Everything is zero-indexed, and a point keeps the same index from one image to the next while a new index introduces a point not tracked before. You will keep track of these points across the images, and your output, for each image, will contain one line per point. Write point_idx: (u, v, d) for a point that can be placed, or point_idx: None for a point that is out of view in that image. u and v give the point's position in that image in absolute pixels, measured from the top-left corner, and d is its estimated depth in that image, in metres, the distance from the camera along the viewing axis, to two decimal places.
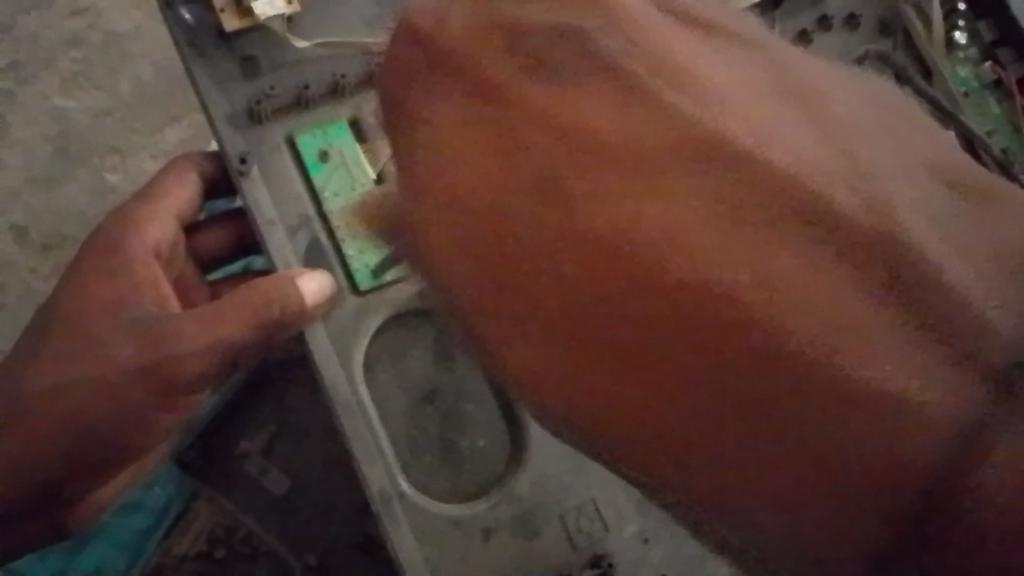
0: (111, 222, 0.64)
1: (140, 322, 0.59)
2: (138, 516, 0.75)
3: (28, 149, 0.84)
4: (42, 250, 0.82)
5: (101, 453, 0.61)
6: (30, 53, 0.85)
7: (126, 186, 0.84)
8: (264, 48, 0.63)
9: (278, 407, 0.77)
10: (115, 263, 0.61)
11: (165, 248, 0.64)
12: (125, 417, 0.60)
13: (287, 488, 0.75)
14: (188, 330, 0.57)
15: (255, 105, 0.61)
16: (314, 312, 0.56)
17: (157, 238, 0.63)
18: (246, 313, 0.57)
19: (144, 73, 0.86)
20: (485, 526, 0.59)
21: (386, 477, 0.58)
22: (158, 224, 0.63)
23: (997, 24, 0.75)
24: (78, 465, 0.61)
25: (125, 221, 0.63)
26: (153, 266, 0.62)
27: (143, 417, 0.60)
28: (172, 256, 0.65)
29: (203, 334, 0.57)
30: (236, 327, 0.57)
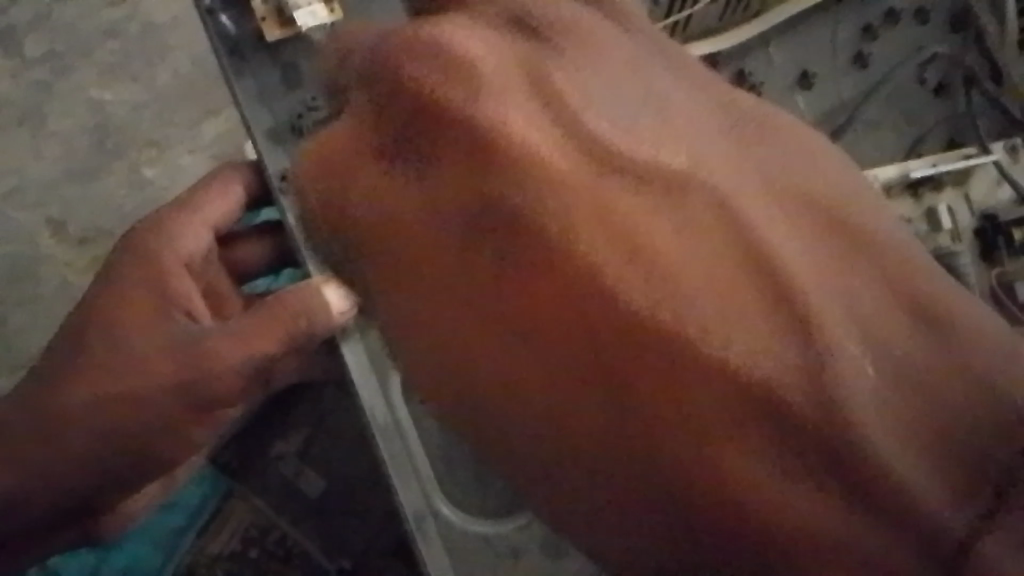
0: (145, 229, 0.62)
1: (178, 337, 0.58)
2: (172, 517, 0.76)
3: (65, 141, 0.84)
4: (79, 244, 0.83)
5: (132, 467, 0.60)
6: (68, 42, 0.85)
7: (163, 181, 0.85)
8: (306, 56, 0.62)
9: (314, 409, 0.77)
10: (152, 273, 0.60)
11: (198, 260, 0.62)
12: (158, 430, 0.59)
13: (322, 491, 0.76)
14: (225, 343, 0.56)
15: (296, 119, 0.61)
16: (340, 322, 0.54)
17: (191, 250, 0.61)
18: (276, 331, 0.56)
19: (182, 67, 0.86)
20: (515, 545, 0.59)
21: (421, 495, 0.59)
22: (194, 235, 0.61)
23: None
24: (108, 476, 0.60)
25: (159, 230, 0.61)
26: (186, 280, 0.60)
27: (178, 433, 0.60)
28: (204, 267, 0.63)
29: (240, 347, 0.56)
30: (271, 344, 0.56)
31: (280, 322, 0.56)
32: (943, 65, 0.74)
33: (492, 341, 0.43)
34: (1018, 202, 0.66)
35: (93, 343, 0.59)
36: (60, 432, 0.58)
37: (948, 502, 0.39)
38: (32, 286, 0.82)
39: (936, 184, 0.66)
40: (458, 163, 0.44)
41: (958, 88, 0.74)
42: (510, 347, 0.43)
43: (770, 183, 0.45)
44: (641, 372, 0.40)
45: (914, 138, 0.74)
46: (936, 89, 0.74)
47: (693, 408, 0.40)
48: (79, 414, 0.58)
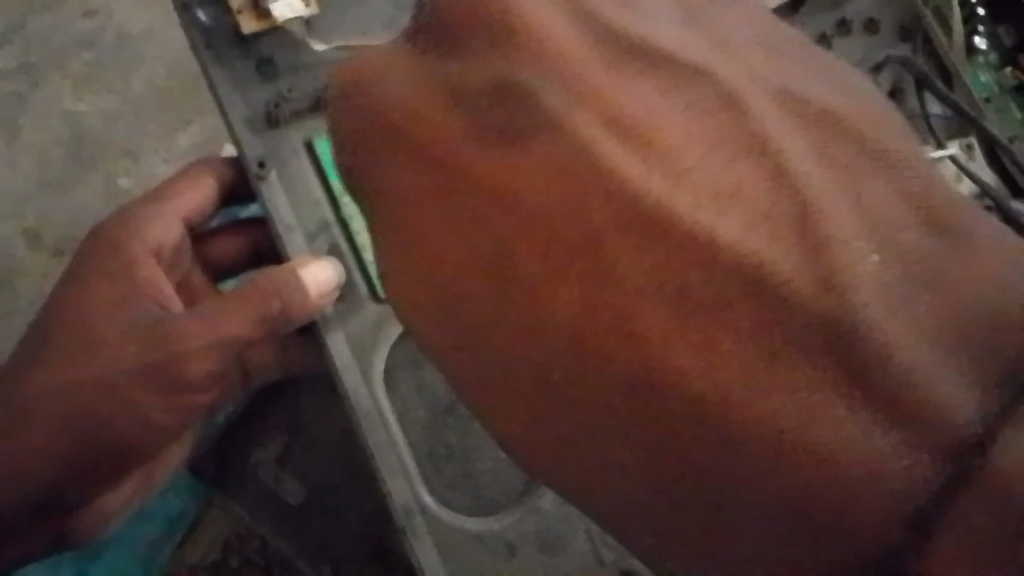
0: (120, 215, 0.64)
1: (149, 320, 0.59)
2: (150, 526, 0.74)
3: (38, 152, 0.83)
4: (53, 253, 0.81)
5: (108, 452, 0.60)
6: (42, 54, 0.85)
7: (138, 189, 0.83)
8: (282, 50, 0.62)
9: (294, 415, 0.76)
10: (121, 259, 0.61)
11: (168, 249, 0.64)
12: (138, 414, 0.59)
13: (303, 497, 0.75)
14: (198, 320, 0.57)
15: (273, 109, 0.61)
16: (318, 303, 0.55)
17: (159, 238, 0.62)
18: (249, 315, 0.57)
19: (157, 75, 0.85)
20: (507, 540, 0.58)
21: (408, 489, 0.57)
22: (164, 224, 0.63)
23: (1013, 31, 0.77)
24: (80, 464, 0.60)
25: (131, 219, 0.62)
26: (154, 265, 0.61)
27: (150, 423, 0.59)
28: (176, 258, 0.65)
29: (212, 324, 0.57)
30: (247, 327, 0.57)
31: (249, 301, 0.56)
32: (896, 69, 0.75)
33: (456, 223, 0.38)
34: (981, 196, 0.69)
35: (69, 332, 0.59)
36: (35, 419, 0.59)
37: (977, 406, 0.30)
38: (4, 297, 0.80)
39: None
40: (405, 107, 0.40)
41: (911, 93, 0.74)
42: (482, 219, 0.37)
43: (781, 85, 0.36)
44: (628, 279, 0.33)
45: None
46: (890, 92, 0.75)
47: (658, 335, 0.32)
48: (57, 400, 0.58)
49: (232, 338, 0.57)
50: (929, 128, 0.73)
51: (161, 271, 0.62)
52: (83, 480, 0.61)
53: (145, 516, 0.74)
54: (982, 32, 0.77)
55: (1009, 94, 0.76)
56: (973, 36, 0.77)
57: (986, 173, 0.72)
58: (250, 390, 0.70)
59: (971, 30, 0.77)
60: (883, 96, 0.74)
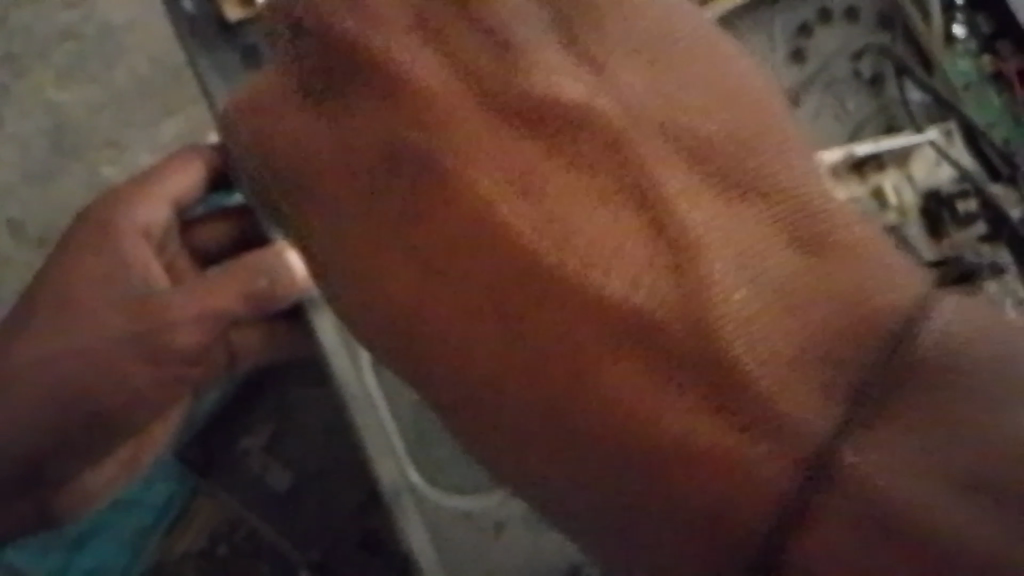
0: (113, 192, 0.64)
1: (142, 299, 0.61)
2: (135, 515, 0.74)
3: (23, 144, 0.83)
4: (38, 244, 0.82)
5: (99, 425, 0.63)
6: (25, 46, 0.84)
7: (122, 180, 0.83)
8: (267, 35, 0.61)
9: (282, 402, 0.76)
10: (109, 243, 0.62)
11: (157, 231, 0.63)
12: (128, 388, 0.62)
13: (291, 484, 0.75)
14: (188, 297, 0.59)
15: (260, 91, 0.59)
16: (303, 283, 0.55)
17: (146, 219, 0.62)
18: (236, 289, 0.58)
19: (141, 66, 0.85)
20: (497, 519, 0.58)
21: (396, 469, 0.58)
22: (153, 206, 0.62)
23: (993, 18, 0.78)
24: (70, 435, 0.63)
25: (122, 199, 0.63)
26: (141, 245, 0.61)
27: (138, 395, 0.63)
28: (164, 242, 0.63)
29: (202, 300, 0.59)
30: (232, 299, 0.58)
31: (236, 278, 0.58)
32: (875, 57, 0.76)
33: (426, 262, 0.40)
34: (958, 179, 0.69)
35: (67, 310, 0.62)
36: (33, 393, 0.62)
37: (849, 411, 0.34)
38: None
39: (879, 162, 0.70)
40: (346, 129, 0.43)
41: (890, 80, 0.75)
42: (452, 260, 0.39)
43: (671, 101, 0.39)
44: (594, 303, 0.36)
45: (854, 122, 0.75)
46: (870, 80, 0.75)
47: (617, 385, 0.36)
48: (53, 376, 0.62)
49: (218, 312, 0.59)
50: (907, 112, 0.74)
51: (150, 252, 0.62)
52: (74, 453, 0.65)
53: (129, 506, 0.74)
54: (961, 20, 0.78)
55: (988, 82, 0.77)
56: (952, 24, 0.78)
57: (965, 157, 0.72)
58: (235, 376, 0.71)
59: (951, 18, 0.78)
60: (862, 83, 0.75)
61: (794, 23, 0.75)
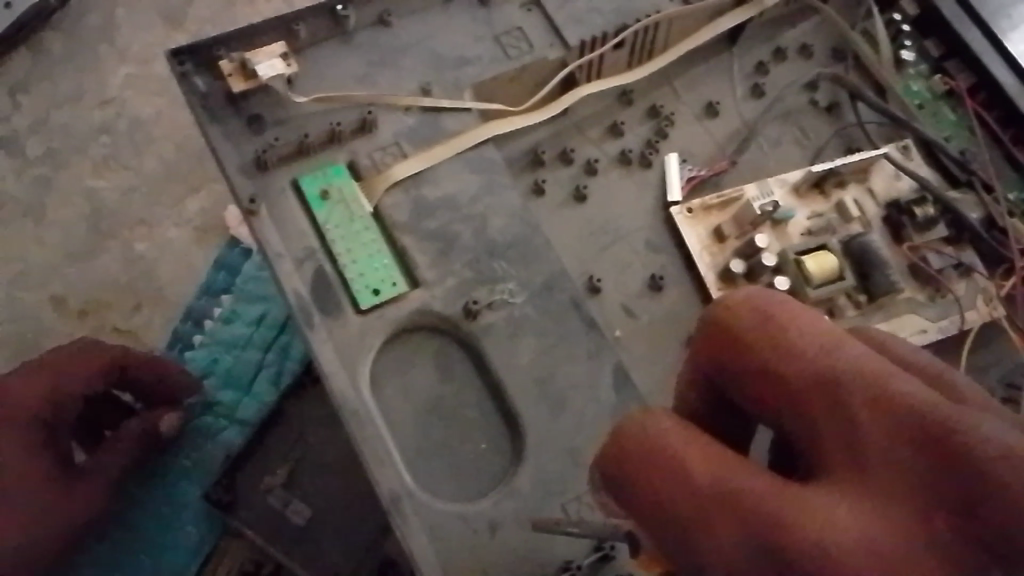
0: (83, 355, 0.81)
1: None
2: (172, 560, 0.83)
3: (65, 227, 0.93)
4: (80, 315, 0.90)
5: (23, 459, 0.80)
6: (64, 142, 0.96)
7: (153, 254, 0.93)
8: (268, 106, 0.72)
9: (298, 440, 0.81)
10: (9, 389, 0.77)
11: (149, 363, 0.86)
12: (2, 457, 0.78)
13: (308, 518, 0.79)
14: None
15: (262, 153, 0.70)
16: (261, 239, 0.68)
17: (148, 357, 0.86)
18: None
19: (167, 152, 0.96)
20: (491, 519, 0.63)
21: (394, 476, 0.63)
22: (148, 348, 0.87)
23: (940, 43, 0.90)
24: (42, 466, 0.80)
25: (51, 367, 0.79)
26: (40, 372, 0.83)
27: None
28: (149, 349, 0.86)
29: None
30: None
31: None
32: (829, 88, 0.87)
33: (680, 480, 0.43)
34: (916, 190, 0.80)
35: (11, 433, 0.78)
36: None
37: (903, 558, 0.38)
38: (37, 361, 0.89)
39: (838, 179, 0.80)
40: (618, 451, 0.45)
41: (846, 106, 0.87)
42: (677, 492, 0.42)
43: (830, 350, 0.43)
44: (736, 493, 0.41)
45: (813, 147, 0.85)
46: (827, 107, 0.87)
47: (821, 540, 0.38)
48: None
49: None
50: (865, 135, 0.86)
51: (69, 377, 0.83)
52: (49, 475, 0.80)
53: (165, 553, 0.83)
54: (910, 46, 0.89)
55: (941, 100, 0.88)
56: (902, 50, 0.89)
57: (924, 169, 0.82)
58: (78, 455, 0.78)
59: (900, 45, 0.89)
60: (820, 111, 0.87)
61: (750, 62, 0.87)
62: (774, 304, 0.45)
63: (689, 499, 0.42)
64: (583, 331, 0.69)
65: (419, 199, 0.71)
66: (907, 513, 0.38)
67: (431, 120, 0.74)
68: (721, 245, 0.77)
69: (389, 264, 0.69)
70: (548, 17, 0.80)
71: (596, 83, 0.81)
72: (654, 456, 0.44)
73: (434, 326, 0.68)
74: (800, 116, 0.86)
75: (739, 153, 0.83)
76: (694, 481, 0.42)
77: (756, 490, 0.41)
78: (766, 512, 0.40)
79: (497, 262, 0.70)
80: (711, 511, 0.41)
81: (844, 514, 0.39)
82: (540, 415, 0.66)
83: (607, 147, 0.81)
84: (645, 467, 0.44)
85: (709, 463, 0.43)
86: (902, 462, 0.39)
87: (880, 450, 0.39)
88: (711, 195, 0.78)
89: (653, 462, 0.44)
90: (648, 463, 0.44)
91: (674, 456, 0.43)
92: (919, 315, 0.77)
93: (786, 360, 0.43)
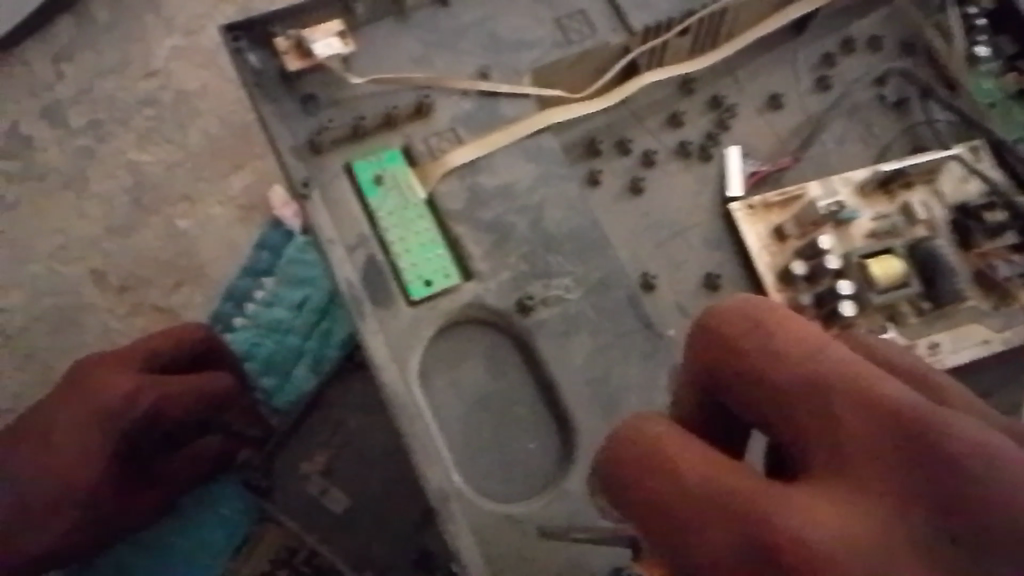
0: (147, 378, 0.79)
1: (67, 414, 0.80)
2: (214, 536, 0.85)
3: (107, 201, 0.92)
4: (119, 292, 0.89)
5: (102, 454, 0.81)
6: (107, 113, 0.94)
7: (195, 231, 0.92)
8: (323, 86, 0.70)
9: (338, 428, 0.80)
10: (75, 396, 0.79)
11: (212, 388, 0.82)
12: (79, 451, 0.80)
13: (347, 507, 0.78)
14: None
15: (316, 136, 0.68)
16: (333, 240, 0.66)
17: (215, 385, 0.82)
18: None
19: (212, 127, 0.95)
20: (541, 523, 0.61)
21: (443, 474, 0.61)
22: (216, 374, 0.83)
23: (1016, 38, 0.85)
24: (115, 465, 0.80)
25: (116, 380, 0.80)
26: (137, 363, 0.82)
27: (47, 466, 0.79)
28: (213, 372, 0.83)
29: None
30: None
31: None
32: (898, 84, 0.83)
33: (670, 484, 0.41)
34: (987, 194, 0.77)
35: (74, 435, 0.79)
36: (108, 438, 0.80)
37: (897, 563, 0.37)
38: (77, 337, 0.88)
39: (906, 180, 0.76)
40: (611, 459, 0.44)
41: (915, 103, 0.83)
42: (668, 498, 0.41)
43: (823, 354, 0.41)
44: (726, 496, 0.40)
45: (880, 145, 0.82)
46: (896, 104, 0.83)
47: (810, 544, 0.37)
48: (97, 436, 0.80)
49: None
50: (934, 133, 0.82)
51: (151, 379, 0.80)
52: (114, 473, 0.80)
53: (207, 529, 0.85)
54: (985, 41, 0.85)
55: (1015, 99, 0.85)
56: (976, 46, 0.85)
57: (996, 171, 0.78)
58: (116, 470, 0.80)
59: (974, 40, 0.85)
60: (888, 107, 0.82)
61: (817, 53, 0.83)
62: (768, 308, 0.43)
63: (679, 502, 0.41)
64: (639, 332, 0.67)
65: (474, 188, 0.69)
66: (900, 519, 0.37)
67: (488, 106, 0.72)
68: (782, 245, 0.74)
69: (442, 255, 0.67)
70: (610, 1, 0.76)
71: (659, 71, 0.78)
72: (652, 452, 0.42)
73: (486, 321, 0.66)
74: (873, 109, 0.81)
75: (803, 149, 0.80)
76: (690, 489, 0.41)
77: (747, 495, 0.39)
78: (759, 517, 0.38)
79: (552, 256, 0.68)
80: (702, 516, 0.40)
81: (841, 526, 0.37)
82: (593, 416, 0.64)
83: (665, 138, 0.78)
84: (635, 472, 0.42)
85: (699, 470, 0.41)
86: (890, 466, 0.38)
87: (867, 447, 0.38)
88: (773, 192, 0.75)
89: (646, 467, 0.42)
90: (640, 470, 0.42)
91: (664, 461, 0.42)
92: (984, 325, 0.74)
93: (779, 362, 0.41)
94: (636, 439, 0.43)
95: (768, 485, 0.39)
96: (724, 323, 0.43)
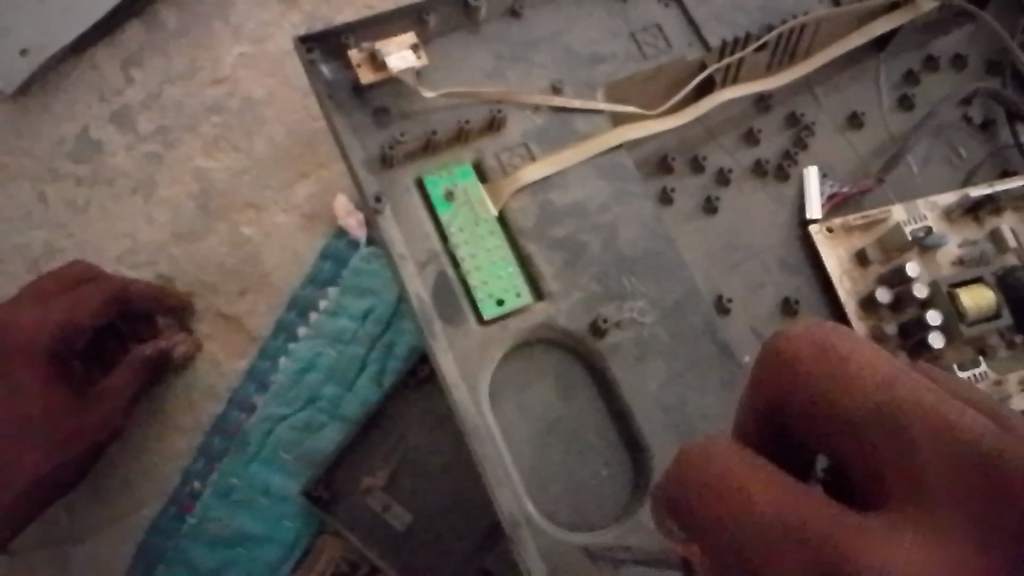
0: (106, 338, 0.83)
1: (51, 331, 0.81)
2: (271, 547, 0.84)
3: (174, 207, 0.92)
4: (184, 298, 0.90)
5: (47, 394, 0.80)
6: (176, 119, 0.95)
7: (259, 239, 0.92)
8: (396, 99, 0.69)
9: (400, 442, 0.79)
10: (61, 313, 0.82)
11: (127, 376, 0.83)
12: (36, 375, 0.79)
13: (409, 523, 0.77)
14: None
15: (387, 149, 0.67)
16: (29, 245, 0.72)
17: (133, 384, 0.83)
18: None
19: (278, 135, 0.95)
20: (615, 556, 0.59)
21: (514, 500, 0.60)
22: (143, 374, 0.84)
23: None
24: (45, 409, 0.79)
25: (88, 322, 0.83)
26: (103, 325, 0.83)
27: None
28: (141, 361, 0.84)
29: None
30: None
31: None
32: (984, 105, 0.80)
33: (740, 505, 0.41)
34: None
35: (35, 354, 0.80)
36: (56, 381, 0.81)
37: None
38: None
39: (995, 206, 0.73)
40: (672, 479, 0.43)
41: (1001, 126, 0.80)
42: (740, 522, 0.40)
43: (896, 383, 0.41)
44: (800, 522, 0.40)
45: (964, 169, 0.79)
46: (981, 126, 0.80)
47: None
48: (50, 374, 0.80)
49: None
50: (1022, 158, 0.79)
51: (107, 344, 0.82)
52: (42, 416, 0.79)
53: (266, 540, 0.84)
54: None
55: None
56: None
57: None
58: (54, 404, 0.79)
59: None
60: (973, 129, 0.80)
61: (899, 71, 0.81)
62: (831, 334, 0.43)
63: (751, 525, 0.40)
64: (714, 358, 0.65)
65: (547, 205, 0.68)
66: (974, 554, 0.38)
67: (562, 121, 0.70)
68: (863, 271, 0.71)
69: (513, 273, 0.66)
70: (688, 14, 0.74)
71: (735, 88, 0.75)
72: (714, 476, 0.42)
73: (557, 342, 0.65)
74: (942, 127, 0.79)
75: (884, 171, 0.77)
76: (761, 511, 0.40)
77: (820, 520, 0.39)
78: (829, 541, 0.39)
79: (626, 277, 0.66)
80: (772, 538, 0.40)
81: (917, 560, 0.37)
82: (668, 444, 0.62)
83: (740, 156, 0.76)
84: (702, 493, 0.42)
85: (769, 490, 0.41)
86: (967, 503, 0.38)
87: (936, 475, 0.39)
88: (856, 215, 0.72)
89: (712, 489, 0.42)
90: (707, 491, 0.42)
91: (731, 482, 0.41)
92: None
93: (852, 387, 0.41)
94: (705, 461, 0.42)
95: (836, 512, 0.40)
96: (792, 348, 0.43)
